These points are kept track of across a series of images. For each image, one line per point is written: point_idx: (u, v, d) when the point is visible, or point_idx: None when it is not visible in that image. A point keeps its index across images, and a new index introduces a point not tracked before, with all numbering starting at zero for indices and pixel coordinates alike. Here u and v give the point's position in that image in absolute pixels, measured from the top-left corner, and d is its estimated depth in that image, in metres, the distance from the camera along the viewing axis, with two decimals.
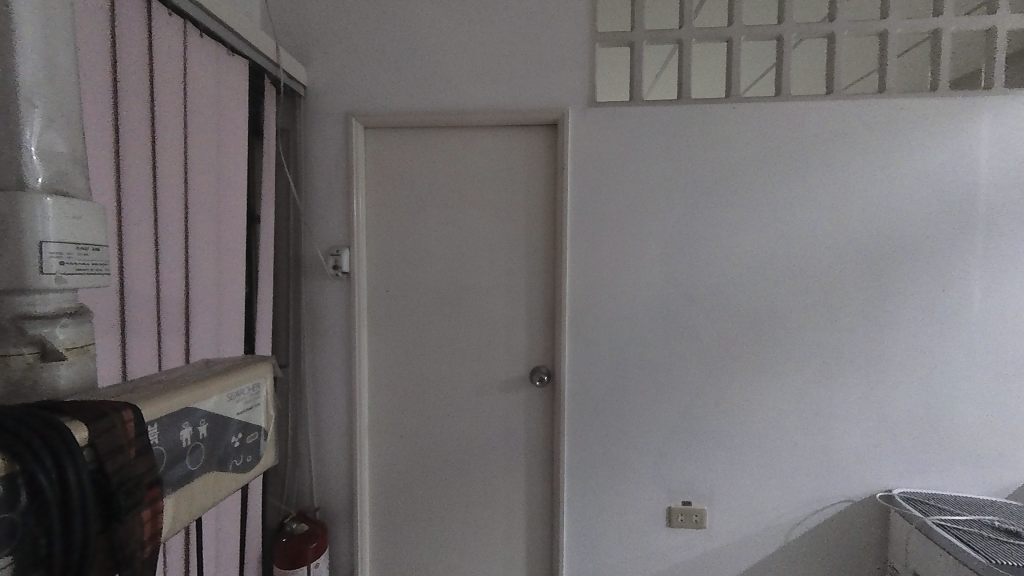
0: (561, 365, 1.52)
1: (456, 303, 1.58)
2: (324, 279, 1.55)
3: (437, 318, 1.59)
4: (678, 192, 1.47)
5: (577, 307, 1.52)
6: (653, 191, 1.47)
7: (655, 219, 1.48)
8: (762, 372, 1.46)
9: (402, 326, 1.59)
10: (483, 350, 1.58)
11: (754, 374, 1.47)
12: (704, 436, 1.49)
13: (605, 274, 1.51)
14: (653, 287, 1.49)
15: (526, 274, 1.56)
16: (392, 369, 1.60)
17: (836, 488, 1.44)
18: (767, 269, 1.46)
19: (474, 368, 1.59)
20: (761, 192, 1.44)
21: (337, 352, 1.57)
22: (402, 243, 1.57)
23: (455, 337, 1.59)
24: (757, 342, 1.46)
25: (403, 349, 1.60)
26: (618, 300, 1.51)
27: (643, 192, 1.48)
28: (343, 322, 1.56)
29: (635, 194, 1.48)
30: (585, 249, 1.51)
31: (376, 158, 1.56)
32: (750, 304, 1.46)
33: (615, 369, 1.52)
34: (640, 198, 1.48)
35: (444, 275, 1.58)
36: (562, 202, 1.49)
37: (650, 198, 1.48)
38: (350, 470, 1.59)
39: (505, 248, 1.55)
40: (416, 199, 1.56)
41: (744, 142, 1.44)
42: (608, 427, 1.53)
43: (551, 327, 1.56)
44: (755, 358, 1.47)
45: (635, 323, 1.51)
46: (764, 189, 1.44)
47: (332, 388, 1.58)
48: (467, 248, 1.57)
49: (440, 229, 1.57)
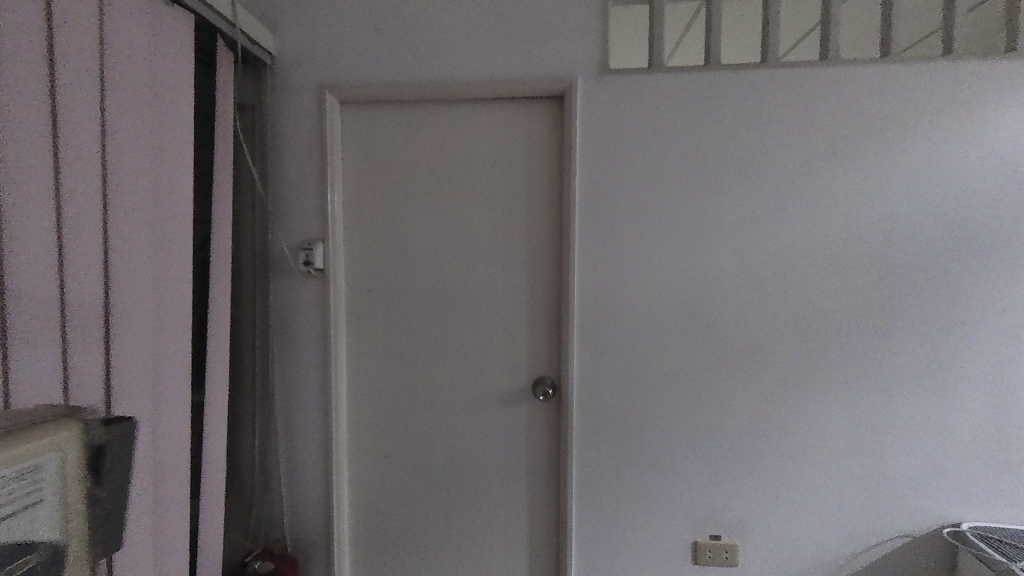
0: (568, 375, 1.32)
1: (448, 306, 1.38)
2: (294, 277, 1.34)
3: (425, 323, 1.38)
4: (703, 174, 1.26)
5: (587, 308, 1.31)
6: (675, 172, 1.27)
7: (677, 205, 1.27)
8: (803, 386, 1.26)
9: (385, 332, 1.39)
10: (478, 361, 1.38)
11: (792, 387, 1.26)
12: (734, 459, 1.28)
13: (618, 271, 1.30)
14: (673, 285, 1.29)
15: (527, 271, 1.35)
16: (374, 381, 1.40)
17: (892, 521, 1.23)
18: (810, 264, 1.25)
19: (468, 380, 1.39)
20: (803, 174, 1.23)
21: (310, 363, 1.37)
22: (384, 237, 1.37)
23: (446, 344, 1.38)
24: (797, 350, 1.26)
25: (386, 359, 1.39)
26: (633, 301, 1.30)
27: (664, 174, 1.27)
28: (317, 327, 1.36)
29: (654, 176, 1.27)
30: (595, 242, 1.30)
31: (354, 138, 1.35)
32: (791, 307, 1.26)
33: (630, 381, 1.31)
34: (659, 181, 1.27)
35: (433, 273, 1.37)
36: (569, 187, 1.28)
37: (671, 182, 1.27)
38: (325, 498, 1.39)
39: (503, 243, 1.35)
40: (400, 185, 1.36)
41: (782, 116, 1.23)
42: (622, 447, 1.33)
43: (557, 331, 1.35)
44: (794, 368, 1.26)
45: (654, 327, 1.30)
46: (806, 172, 1.23)
47: (305, 403, 1.38)
48: (459, 242, 1.36)
49: (429, 221, 1.36)
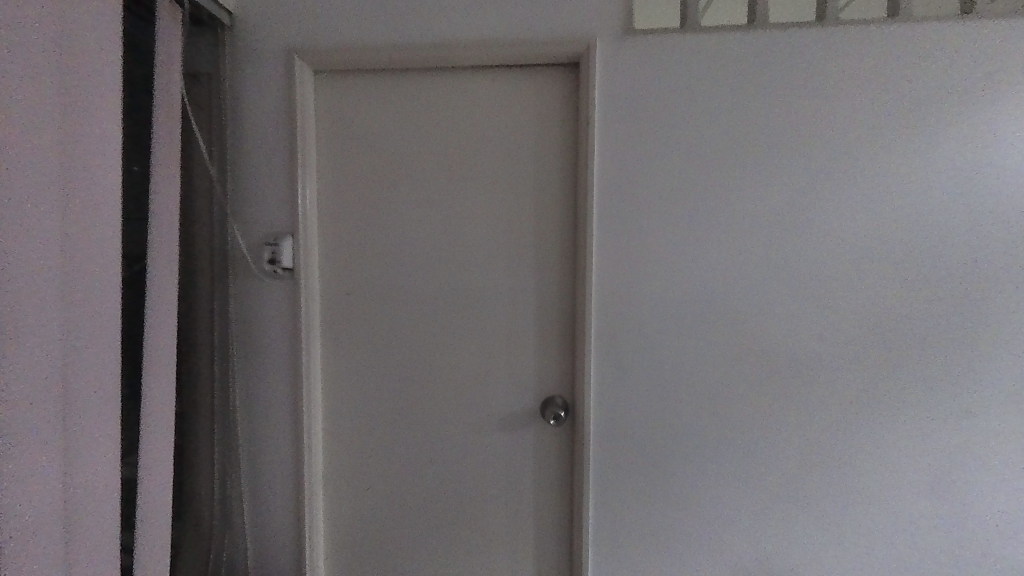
0: (584, 395, 1.12)
1: (441, 312, 1.17)
2: (258, 278, 1.13)
3: (414, 332, 1.18)
4: (746, 158, 1.06)
5: (607, 317, 1.11)
6: (712, 156, 1.07)
7: (714, 194, 1.07)
8: (863, 413, 1.09)
9: (367, 343, 1.18)
10: (478, 377, 1.18)
11: (847, 409, 1.09)
12: (778, 493, 1.12)
13: (644, 273, 1.10)
14: (710, 290, 1.09)
15: (535, 272, 1.15)
16: (355, 400, 1.19)
17: (956, 560, 1.10)
18: (870, 265, 1.06)
19: (466, 400, 1.18)
20: (867, 158, 1.04)
21: (279, 380, 1.16)
22: (367, 231, 1.17)
23: (439, 357, 1.18)
24: (855, 366, 1.08)
25: (369, 374, 1.19)
26: (662, 308, 1.10)
27: (701, 156, 1.07)
28: (286, 337, 1.15)
29: (688, 160, 1.07)
30: (617, 238, 1.10)
31: (331, 113, 1.15)
32: (848, 317, 1.07)
33: (658, 403, 1.12)
34: (694, 165, 1.07)
35: (424, 274, 1.17)
36: (586, 172, 1.08)
37: (708, 167, 1.07)
38: (297, 538, 1.18)
39: (506, 239, 1.15)
40: (386, 169, 1.15)
41: (843, 88, 1.03)
42: (647, 479, 1.14)
43: (570, 343, 1.15)
44: (850, 388, 1.09)
45: (686, 339, 1.11)
46: (868, 154, 1.04)
47: (273, 426, 1.17)
48: (454, 237, 1.16)
49: (419, 213, 1.16)
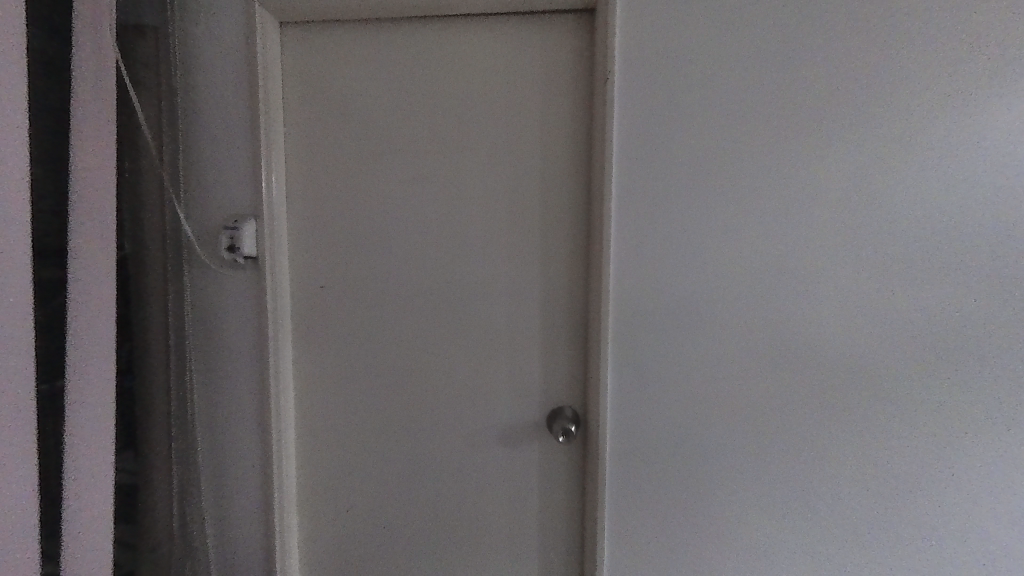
0: (599, 406, 0.95)
1: (433, 308, 1.01)
2: (215, 268, 0.96)
3: (401, 332, 1.02)
4: (796, 125, 0.89)
5: (627, 314, 0.94)
6: (756, 121, 0.89)
7: (757, 168, 0.90)
8: (934, 430, 0.91)
9: (347, 344, 1.02)
10: (475, 384, 1.02)
11: (916, 425, 0.91)
12: (830, 524, 0.95)
13: (673, 263, 0.92)
14: (751, 282, 0.92)
15: (542, 260, 0.98)
16: (334, 409, 1.04)
17: None
18: (945, 253, 0.88)
19: (461, 410, 1.02)
20: (941, 124, 0.87)
21: (242, 386, 1.00)
22: (346, 214, 1.00)
23: (430, 360, 1.02)
24: (928, 374, 0.90)
25: (350, 379, 1.03)
26: (690, 304, 0.93)
27: (742, 122, 0.89)
28: (249, 336, 0.98)
29: (725, 127, 0.89)
30: (639, 221, 0.92)
31: (301, 75, 0.98)
32: (920, 314, 0.90)
33: (685, 415, 0.95)
34: (734, 133, 0.89)
35: (412, 264, 1.00)
36: (603, 140, 0.90)
37: (751, 135, 0.89)
38: (267, 569, 1.03)
39: (508, 223, 0.98)
40: (365, 141, 0.99)
41: (913, 40, 0.86)
42: (671, 503, 0.97)
43: (582, 344, 0.99)
44: (921, 399, 0.91)
45: (721, 340, 0.93)
46: (940, 118, 0.87)
47: (236, 440, 1.01)
48: (446, 220, 0.99)
49: (406, 192, 0.99)
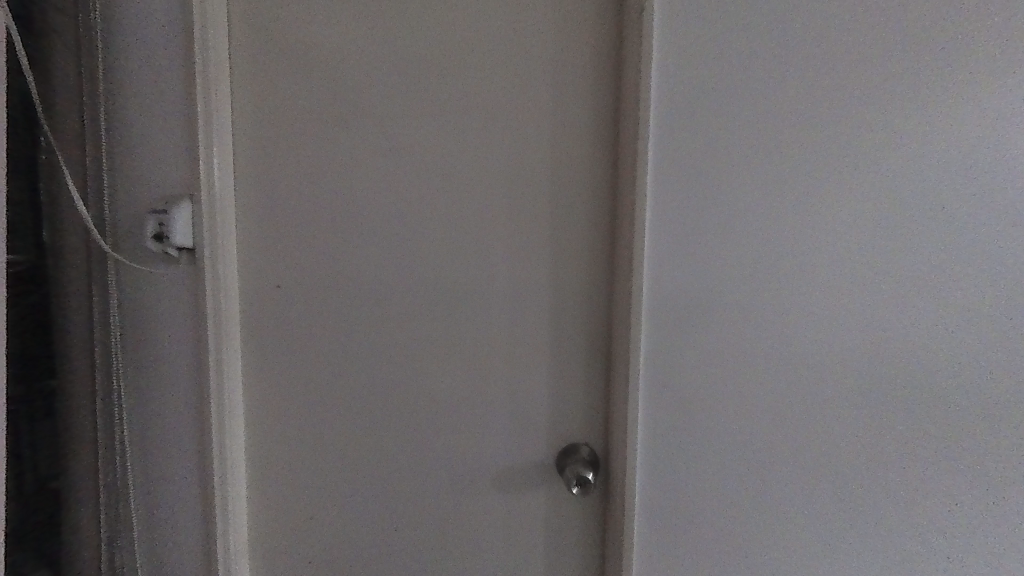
0: (629, 440, 0.76)
1: (418, 311, 0.80)
2: (148, 261, 0.77)
3: (378, 341, 0.81)
4: (862, 104, 0.77)
5: (666, 322, 0.77)
6: (818, 99, 0.76)
7: (818, 151, 0.77)
8: (985, 450, 0.81)
9: (313, 356, 0.82)
10: (470, 410, 0.81)
11: (967, 446, 0.81)
12: (869, 555, 0.84)
13: (721, 262, 0.77)
14: (809, 285, 0.78)
15: (556, 255, 0.80)
16: (296, 437, 0.84)
17: None
18: (999, 253, 0.79)
19: (452, 442, 0.82)
20: (994, 108, 0.77)
21: (180, 407, 0.80)
22: (310, 194, 0.80)
23: (414, 377, 0.81)
24: (978, 388, 0.81)
25: (315, 399, 0.83)
26: (730, 309, 0.78)
27: (802, 99, 0.76)
28: (190, 345, 0.79)
29: (784, 103, 0.76)
30: (682, 210, 0.76)
31: (253, 18, 0.77)
32: (983, 322, 0.79)
33: (730, 445, 0.80)
34: (793, 110, 0.76)
35: (393, 256, 0.80)
36: (638, 110, 0.75)
37: (811, 113, 0.76)
38: None
39: (516, 207, 0.79)
40: (335, 103, 0.79)
41: (971, 12, 0.75)
42: (704, 547, 0.81)
43: (606, 359, 0.80)
44: (971, 416, 0.81)
45: (775, 354, 0.79)
46: (995, 102, 0.77)
47: (174, 474, 0.81)
48: (437, 202, 0.80)
49: (387, 165, 0.79)
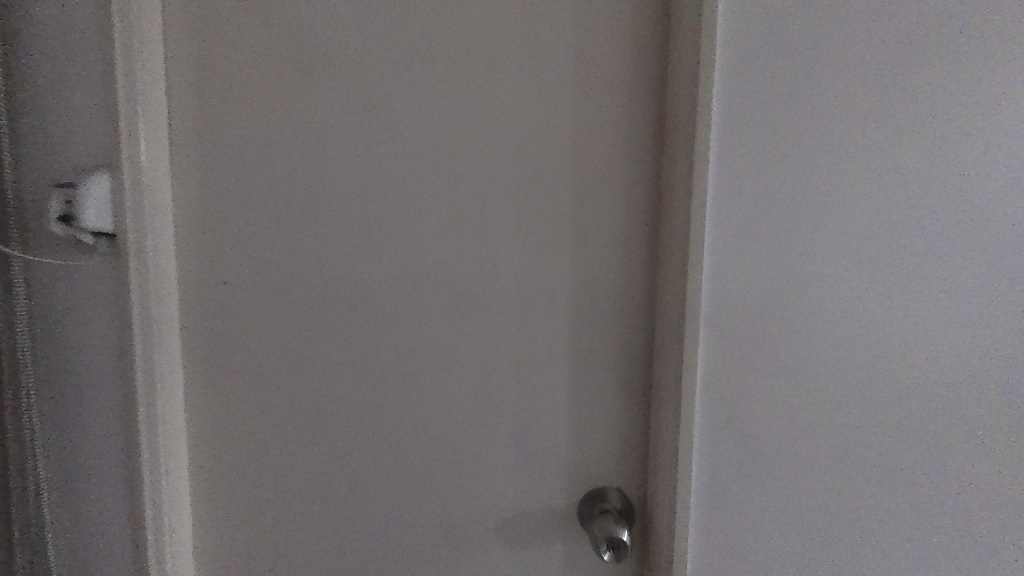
0: (678, 482, 0.58)
1: (408, 314, 0.63)
2: (60, 250, 0.60)
3: (357, 353, 0.64)
4: (984, 51, 0.59)
5: (732, 328, 0.59)
6: (935, 38, 0.59)
7: (933, 105, 0.60)
8: None
9: (273, 371, 0.65)
10: (470, 439, 0.63)
11: None
12: None
13: (804, 249, 0.60)
14: (919, 276, 0.61)
15: (583, 242, 0.62)
16: (249, 473, 0.66)
17: None
18: None
19: (447, 481, 0.64)
20: None
21: (108, 437, 0.63)
22: (269, 164, 0.62)
23: (403, 398, 0.64)
24: None
25: (275, 426, 0.66)
26: (808, 318, 0.60)
27: (917, 36, 0.59)
28: (117, 358, 0.62)
29: (891, 41, 0.59)
30: (756, 181, 0.59)
31: None
32: None
33: (811, 483, 0.61)
34: (903, 51, 0.59)
35: (377, 245, 0.63)
36: (698, 58, 0.57)
37: (926, 57, 0.59)
38: None
39: (535, 181, 0.62)
40: (305, 49, 0.60)
41: None
42: None
43: (647, 375, 0.62)
44: None
45: (872, 366, 0.61)
46: None
47: (100, 521, 0.64)
48: (434, 174, 0.62)
49: (370, 128, 0.62)
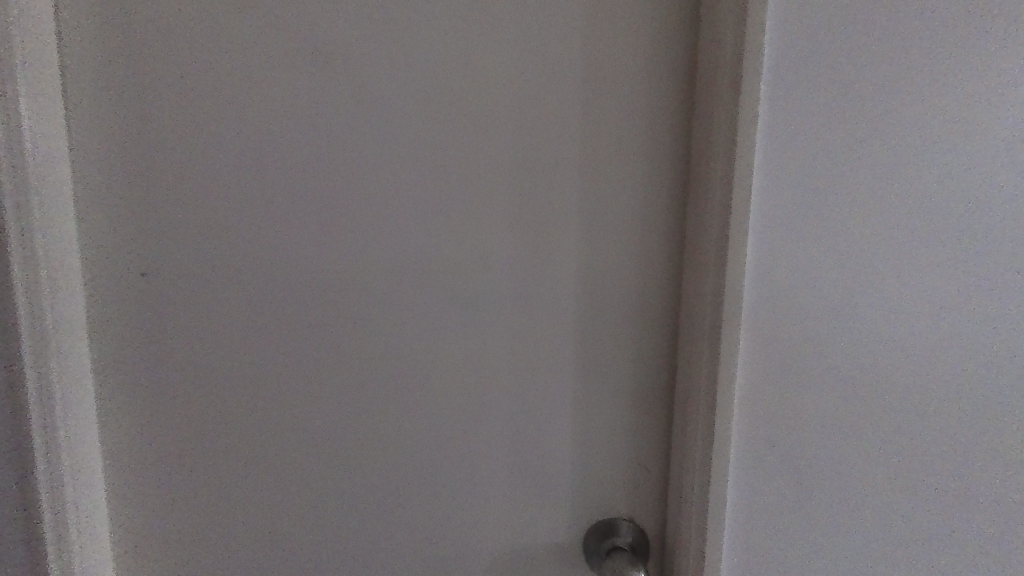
0: (703, 535, 0.45)
1: (369, 321, 0.46)
2: None
3: (295, 378, 0.46)
4: None
5: (786, 346, 0.46)
6: None
7: None
8: None
9: (177, 410, 0.45)
10: (453, 473, 0.50)
11: None
12: None
13: (878, 246, 0.47)
14: (1006, 271, 0.48)
15: (588, 225, 0.48)
16: (150, 556, 0.46)
17: None
18: None
19: (428, 528, 0.51)
20: None
21: None
22: (149, 104, 0.41)
23: (361, 432, 0.48)
24: None
25: (181, 486, 0.46)
26: (870, 318, 0.48)
27: None
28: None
29: None
30: (825, 161, 0.45)
31: None
32: None
33: (864, 523, 0.50)
34: None
35: (316, 226, 0.45)
36: None
37: None
38: None
39: (529, 140, 0.46)
40: None
41: None
42: None
43: (666, 393, 0.50)
44: None
45: (941, 376, 0.49)
46: None
47: None
48: (390, 127, 0.44)
49: (296, 57, 0.42)
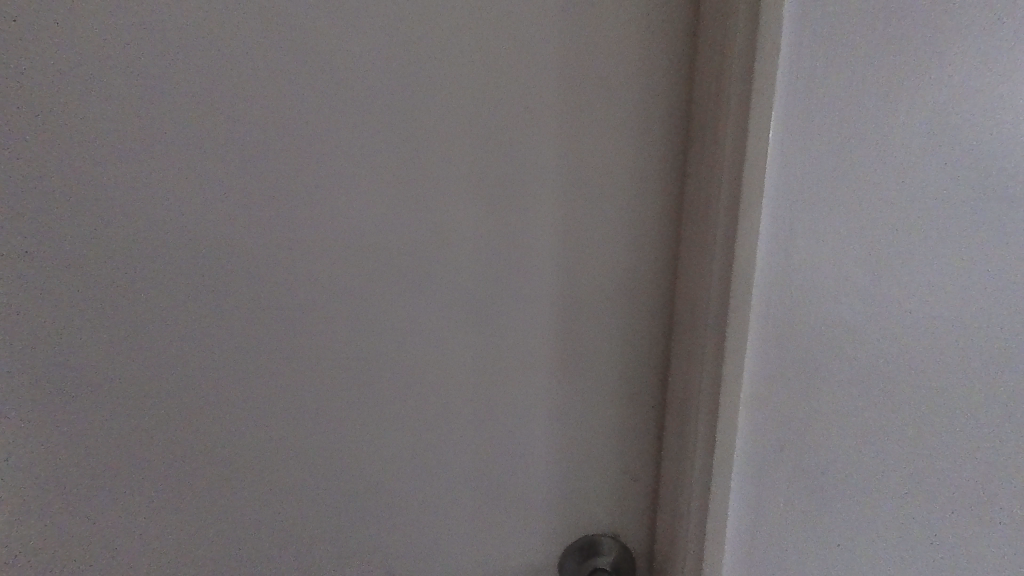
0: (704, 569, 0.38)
1: (302, 307, 0.39)
2: None
3: (221, 372, 0.39)
4: None
5: (818, 350, 0.36)
6: None
7: None
8: None
9: (68, 404, 0.38)
10: (410, 485, 0.43)
11: None
12: None
13: (930, 239, 0.37)
14: None
15: (565, 191, 0.39)
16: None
17: None
18: None
19: (385, 546, 0.44)
20: None
21: None
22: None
23: (296, 435, 0.41)
24: None
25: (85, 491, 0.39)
26: (930, 311, 0.37)
27: None
28: None
29: None
30: (881, 122, 0.34)
31: None
32: None
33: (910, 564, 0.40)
34: None
35: (232, 186, 0.36)
36: None
37: None
38: None
39: (490, 85, 0.37)
40: None
41: None
42: None
43: (659, 393, 0.43)
44: None
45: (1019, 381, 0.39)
46: None
47: None
48: (321, 68, 0.35)
49: None
